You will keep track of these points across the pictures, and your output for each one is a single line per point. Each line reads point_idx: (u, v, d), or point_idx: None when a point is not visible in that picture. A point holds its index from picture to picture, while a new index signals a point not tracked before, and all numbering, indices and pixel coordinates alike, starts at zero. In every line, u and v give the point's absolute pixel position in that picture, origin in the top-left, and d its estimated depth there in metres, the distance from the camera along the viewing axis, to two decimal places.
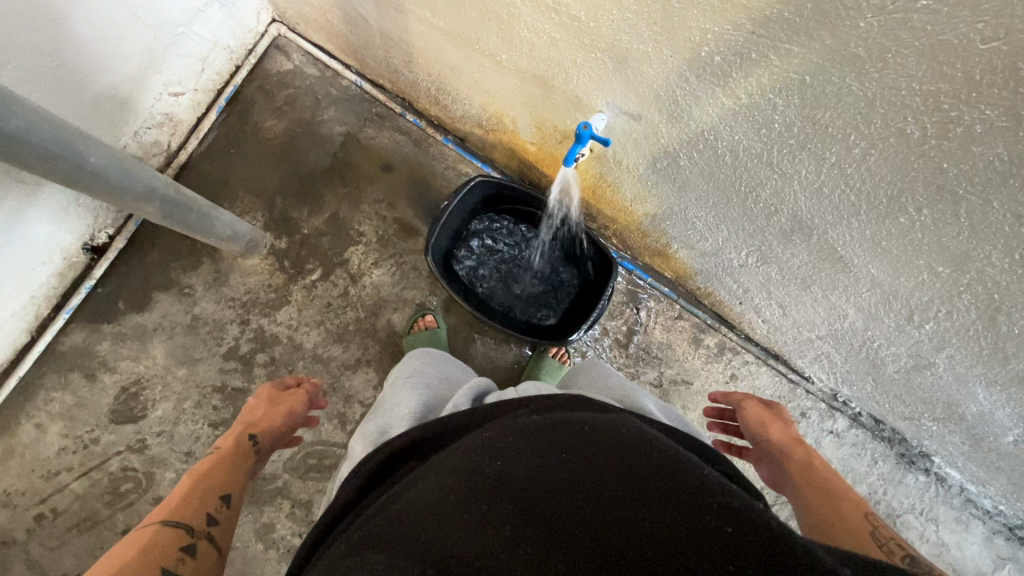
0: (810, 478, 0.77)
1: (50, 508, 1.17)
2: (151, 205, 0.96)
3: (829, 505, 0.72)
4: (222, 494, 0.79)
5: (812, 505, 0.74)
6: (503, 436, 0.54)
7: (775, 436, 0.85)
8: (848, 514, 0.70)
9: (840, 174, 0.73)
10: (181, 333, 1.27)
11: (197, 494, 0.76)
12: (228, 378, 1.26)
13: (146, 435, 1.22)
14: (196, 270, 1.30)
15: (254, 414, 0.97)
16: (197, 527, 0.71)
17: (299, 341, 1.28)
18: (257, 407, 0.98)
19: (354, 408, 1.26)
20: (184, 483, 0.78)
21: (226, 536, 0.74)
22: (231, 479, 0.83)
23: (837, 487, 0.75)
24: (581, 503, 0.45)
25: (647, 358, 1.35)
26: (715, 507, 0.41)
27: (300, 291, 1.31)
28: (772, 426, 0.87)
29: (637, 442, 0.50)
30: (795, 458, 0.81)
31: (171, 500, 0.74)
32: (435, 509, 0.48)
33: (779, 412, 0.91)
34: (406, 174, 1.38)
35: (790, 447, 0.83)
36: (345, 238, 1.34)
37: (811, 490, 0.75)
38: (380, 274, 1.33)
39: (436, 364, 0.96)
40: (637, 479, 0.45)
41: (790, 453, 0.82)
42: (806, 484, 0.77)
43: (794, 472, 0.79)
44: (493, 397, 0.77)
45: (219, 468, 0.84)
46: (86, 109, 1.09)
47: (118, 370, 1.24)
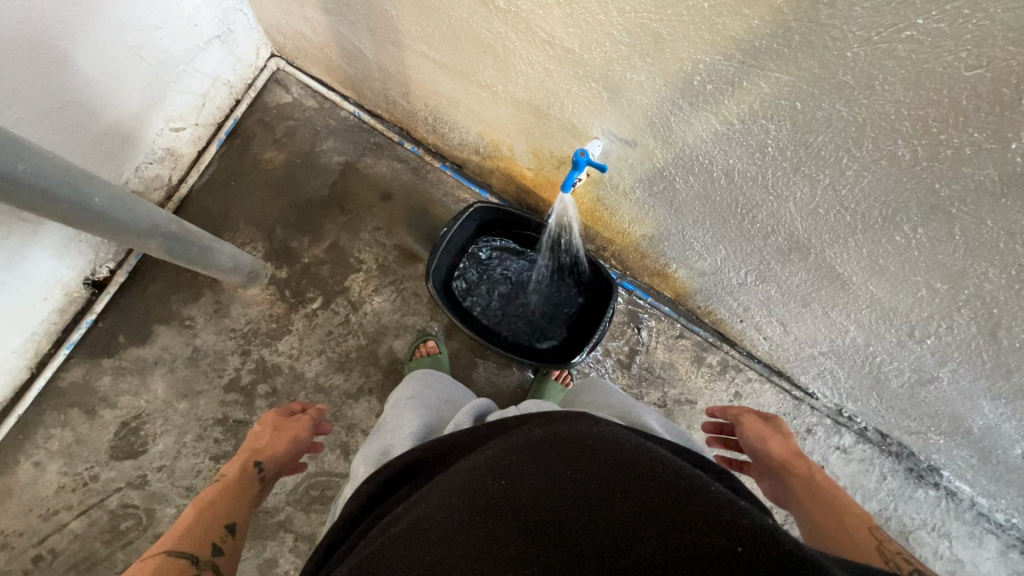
0: (812, 494, 0.76)
1: (48, 549, 1.15)
2: (155, 240, 0.97)
3: (834, 519, 0.71)
4: (226, 523, 0.77)
5: (818, 520, 0.72)
6: (504, 452, 0.53)
7: (774, 450, 0.85)
8: (853, 528, 0.69)
9: (835, 195, 0.74)
10: (182, 366, 1.27)
11: (202, 522, 0.75)
12: (229, 410, 1.25)
13: (146, 471, 1.20)
14: (197, 303, 1.30)
15: (259, 441, 0.96)
16: (202, 557, 0.70)
17: (300, 371, 1.28)
18: (262, 434, 0.97)
19: (357, 437, 1.24)
20: (189, 512, 0.77)
21: (230, 566, 0.73)
22: (237, 507, 0.81)
23: (840, 501, 0.74)
24: (589, 525, 0.44)
25: (650, 378, 1.34)
26: (724, 526, 0.40)
27: (301, 320, 1.31)
28: (771, 440, 0.86)
29: (644, 459, 0.49)
30: (796, 473, 0.80)
31: (177, 529, 0.73)
32: (439, 531, 0.47)
33: (778, 425, 0.90)
34: (405, 202, 1.40)
35: (790, 461, 0.82)
36: (345, 266, 1.35)
37: (814, 505, 0.75)
38: (380, 301, 1.33)
39: (440, 384, 0.95)
40: (644, 495, 0.45)
41: (791, 467, 0.82)
42: (809, 499, 0.76)
43: (796, 487, 0.79)
44: (496, 416, 0.76)
45: (224, 497, 0.82)
46: (88, 146, 1.11)
47: (119, 406, 1.23)
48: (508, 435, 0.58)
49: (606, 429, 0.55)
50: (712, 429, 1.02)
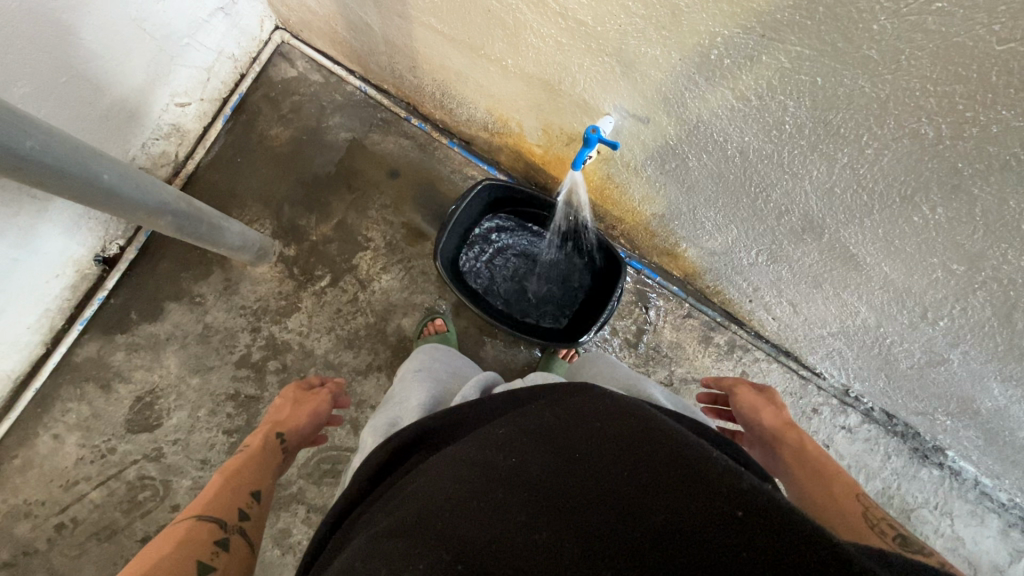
0: (802, 464, 0.77)
1: (69, 518, 1.18)
2: (164, 220, 0.97)
3: (822, 487, 0.72)
4: (251, 490, 0.79)
5: (805, 487, 0.74)
6: (513, 433, 0.53)
7: (767, 422, 0.85)
8: (839, 495, 0.71)
9: (852, 174, 0.73)
10: (194, 342, 1.28)
11: (227, 491, 0.76)
12: (241, 385, 1.27)
13: (161, 443, 1.23)
14: (206, 280, 1.31)
15: (280, 414, 0.98)
16: (230, 521, 0.71)
17: (310, 348, 1.30)
18: (282, 407, 0.99)
19: (367, 413, 1.27)
20: (217, 482, 0.79)
21: (257, 531, 0.74)
22: (261, 475, 0.83)
23: (827, 470, 0.75)
24: (595, 498, 0.44)
25: (657, 357, 1.36)
26: (725, 493, 0.41)
27: (310, 297, 1.32)
28: (765, 411, 0.86)
29: (649, 431, 0.49)
30: (788, 443, 0.80)
31: (205, 497, 0.74)
32: (451, 501, 0.47)
33: (770, 396, 0.90)
34: (412, 179, 1.38)
35: (782, 432, 0.83)
36: (353, 243, 1.35)
37: (804, 476, 0.75)
38: (388, 279, 1.34)
39: (452, 359, 0.96)
40: (649, 468, 0.45)
41: (782, 436, 0.82)
42: (799, 469, 0.77)
43: (786, 457, 0.79)
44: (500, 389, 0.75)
45: (248, 467, 0.84)
46: (95, 122, 1.10)
47: (132, 380, 1.25)
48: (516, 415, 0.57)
49: (612, 403, 0.55)
50: (707, 399, 1.03)
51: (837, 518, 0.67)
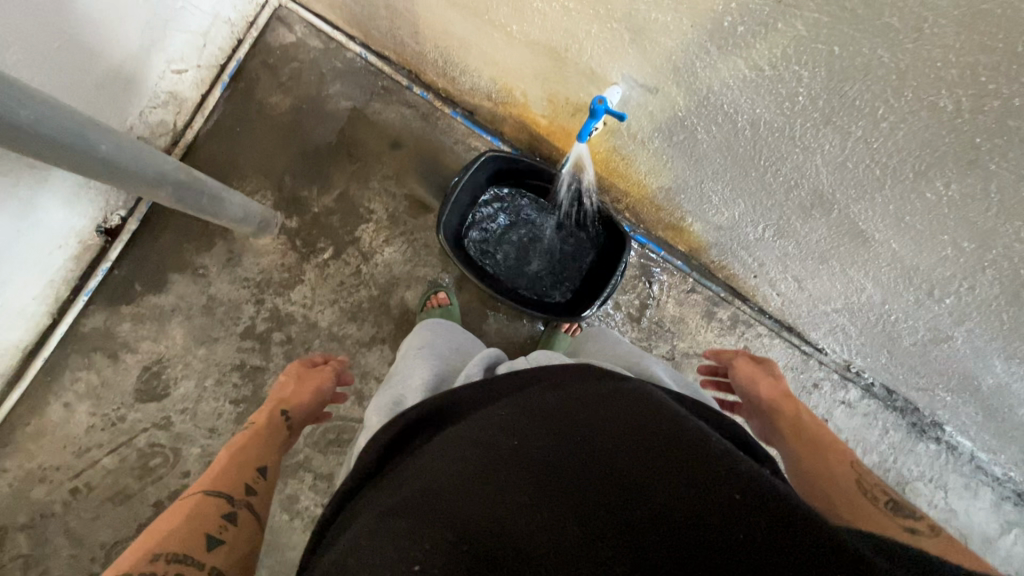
0: (799, 433, 0.77)
1: (83, 483, 1.21)
2: (165, 191, 0.96)
3: (817, 455, 0.73)
4: (257, 466, 0.81)
5: (801, 455, 0.74)
6: (514, 414, 0.53)
7: (764, 392, 0.86)
8: (834, 463, 0.70)
9: (866, 148, 0.71)
10: (199, 313, 1.29)
11: (234, 467, 0.78)
12: (247, 356, 1.28)
13: (170, 412, 1.25)
14: (209, 251, 1.31)
15: (284, 392, 0.99)
16: (236, 497, 0.73)
17: (314, 320, 1.30)
18: (287, 385, 1.00)
19: (371, 384, 1.29)
20: (224, 458, 0.81)
21: (265, 505, 0.76)
22: (267, 451, 0.85)
23: (823, 440, 0.75)
24: (596, 480, 0.44)
25: (659, 332, 1.37)
26: (724, 475, 0.42)
27: (313, 270, 1.32)
28: (763, 383, 0.88)
29: (649, 413, 0.49)
30: (784, 413, 0.82)
31: (212, 472, 0.76)
32: (453, 481, 0.47)
33: (770, 367, 0.91)
34: (414, 150, 1.36)
35: (778, 402, 0.84)
36: (355, 216, 1.34)
37: (800, 444, 0.76)
38: (391, 252, 1.33)
39: (457, 335, 0.96)
40: (648, 450, 0.45)
41: (778, 406, 0.83)
42: (795, 437, 0.77)
43: (782, 426, 0.80)
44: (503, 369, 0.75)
45: (254, 442, 0.85)
46: (91, 90, 1.07)
47: (139, 350, 1.27)
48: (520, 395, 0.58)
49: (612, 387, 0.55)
50: (709, 373, 1.03)
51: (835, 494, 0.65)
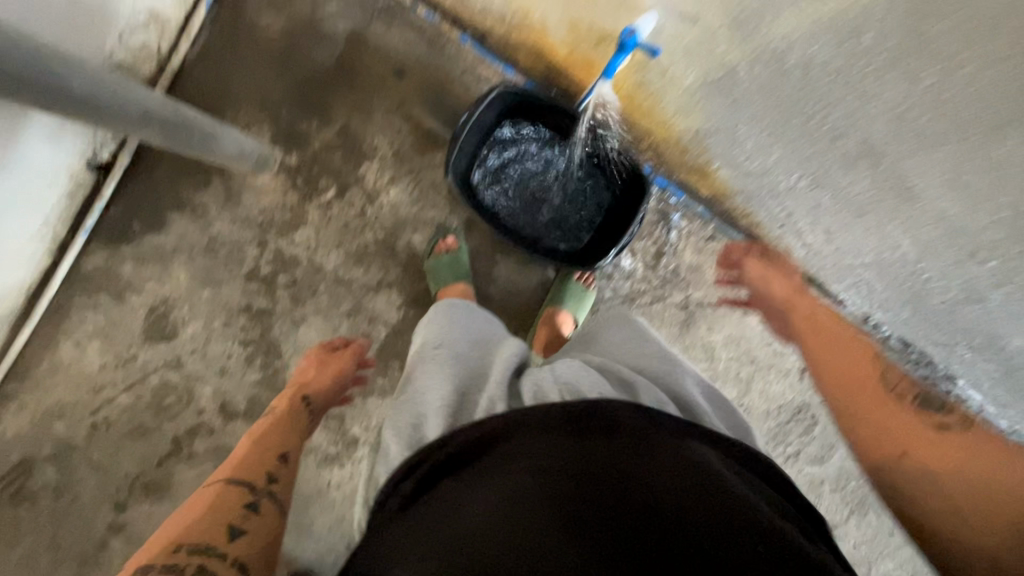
0: (816, 329, 0.85)
1: (102, 419, 1.25)
2: (151, 130, 0.88)
3: (839, 347, 0.80)
4: (279, 453, 0.86)
5: (820, 351, 0.81)
6: (549, 461, 0.55)
7: (778, 289, 0.93)
8: (860, 356, 0.78)
9: (939, 83, 0.92)
10: (201, 255, 1.25)
11: (256, 454, 0.84)
12: (253, 299, 1.26)
13: (180, 353, 1.26)
14: (208, 190, 1.25)
15: (307, 375, 1.06)
16: (258, 484, 0.78)
17: (319, 263, 1.27)
18: (308, 369, 1.07)
19: (380, 328, 1.28)
20: (247, 446, 0.86)
21: (287, 490, 0.81)
22: (288, 438, 0.90)
23: (842, 345, 0.81)
24: (638, 547, 0.47)
25: (674, 281, 1.31)
26: (752, 548, 0.48)
27: (316, 211, 1.26)
28: (776, 282, 0.94)
29: (682, 477, 0.53)
30: (799, 310, 0.89)
31: (234, 465, 0.81)
32: (494, 537, 0.48)
33: (780, 266, 0.97)
34: (420, 80, 1.25)
35: (795, 299, 0.91)
36: (358, 153, 1.26)
37: (817, 340, 0.83)
38: (397, 193, 1.27)
39: (475, 320, 0.88)
40: (684, 519, 0.49)
41: (795, 304, 0.90)
42: (815, 336, 0.84)
43: (802, 323, 0.87)
44: (528, 388, 0.70)
45: (275, 430, 0.91)
46: (65, 17, 0.92)
47: (144, 291, 1.25)
48: (543, 420, 0.61)
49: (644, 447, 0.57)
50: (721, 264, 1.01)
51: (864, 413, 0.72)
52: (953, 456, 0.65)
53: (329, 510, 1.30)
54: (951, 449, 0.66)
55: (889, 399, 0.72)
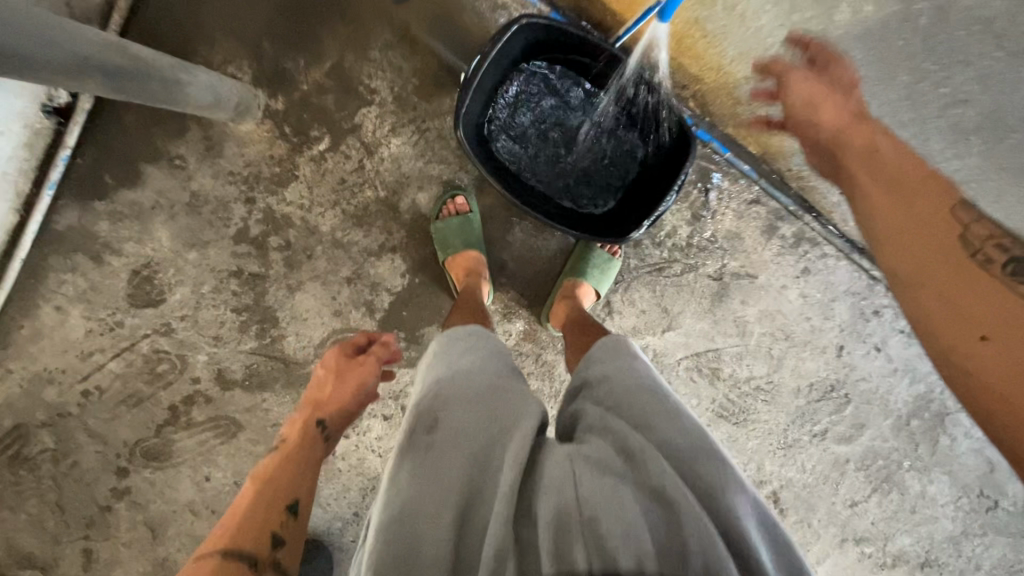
0: (871, 164, 0.63)
1: (94, 386, 1.18)
2: (94, 83, 0.72)
3: (904, 199, 0.58)
4: (289, 505, 0.73)
5: (874, 204, 0.60)
6: None
7: (826, 117, 0.70)
8: (930, 204, 0.56)
9: None
10: (183, 213, 1.12)
11: (262, 508, 0.71)
12: (243, 263, 1.15)
13: (170, 320, 1.16)
14: (184, 138, 1.10)
15: (322, 393, 0.92)
16: (262, 558, 0.67)
17: (314, 224, 1.14)
18: (324, 380, 0.94)
19: (382, 296, 1.17)
20: (250, 492, 0.74)
21: (294, 555, 0.71)
22: (299, 484, 0.77)
23: (913, 181, 0.59)
24: None
25: (711, 249, 1.21)
26: None
27: (308, 165, 1.11)
28: (824, 107, 0.71)
29: None
30: (853, 143, 0.66)
31: (234, 520, 0.71)
32: None
33: (834, 80, 0.73)
34: (424, 8, 1.07)
35: (848, 130, 0.68)
36: (353, 96, 1.09)
37: (870, 179, 0.62)
38: (400, 145, 1.11)
39: (492, 354, 0.71)
40: None
41: (846, 135, 0.67)
42: (868, 176, 0.62)
43: (851, 160, 0.65)
44: (546, 476, 0.55)
45: (285, 472, 0.77)
46: None
47: (124, 253, 1.13)
48: None
49: None
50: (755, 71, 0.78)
51: (912, 263, 0.53)
52: (1009, 324, 0.46)
53: (335, 478, 1.27)
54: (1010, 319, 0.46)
55: (968, 259, 0.52)
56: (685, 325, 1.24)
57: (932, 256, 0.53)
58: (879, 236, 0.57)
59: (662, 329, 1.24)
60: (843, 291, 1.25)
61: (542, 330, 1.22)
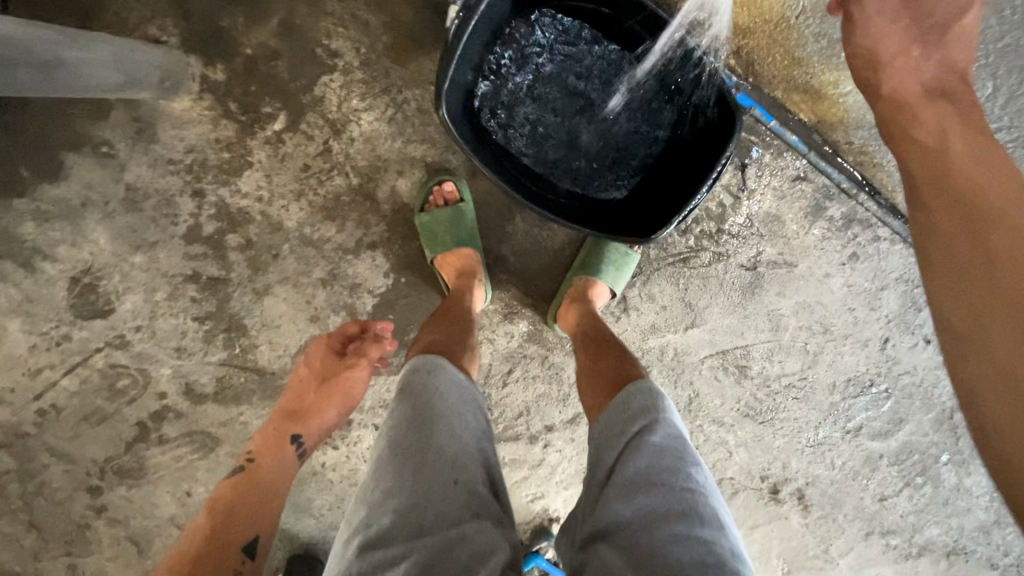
0: (932, 158, 0.65)
1: (49, 405, 1.06)
2: None
3: (968, 202, 0.60)
4: (243, 546, 0.72)
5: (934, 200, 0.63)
6: None
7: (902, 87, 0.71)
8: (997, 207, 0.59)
9: None
10: (121, 210, 0.95)
11: (212, 551, 0.70)
12: (199, 266, 0.99)
13: (123, 331, 1.02)
14: (111, 119, 0.92)
15: (302, 400, 0.89)
16: None
17: (278, 218, 0.97)
18: (307, 387, 0.90)
19: (364, 299, 1.01)
20: (216, 513, 0.75)
21: None
22: (259, 518, 0.76)
23: (988, 191, 0.60)
24: None
25: (746, 236, 1.05)
26: None
27: (264, 148, 0.94)
28: (903, 73, 0.70)
29: None
30: (924, 127, 0.68)
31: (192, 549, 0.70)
32: None
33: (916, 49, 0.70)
34: None
35: (918, 109, 0.69)
36: (310, 62, 0.92)
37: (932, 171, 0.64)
38: (372, 120, 0.94)
39: (467, 411, 0.64)
40: None
41: (913, 113, 0.69)
42: (931, 165, 0.65)
43: (919, 147, 0.67)
44: None
45: (242, 503, 0.77)
46: None
47: (59, 258, 0.97)
48: None
49: None
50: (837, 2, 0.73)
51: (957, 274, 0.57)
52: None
53: (327, 491, 1.17)
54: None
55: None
56: (711, 320, 1.10)
57: (983, 269, 0.55)
58: (935, 235, 0.61)
59: (686, 325, 1.09)
60: (893, 278, 1.08)
61: (548, 331, 1.08)
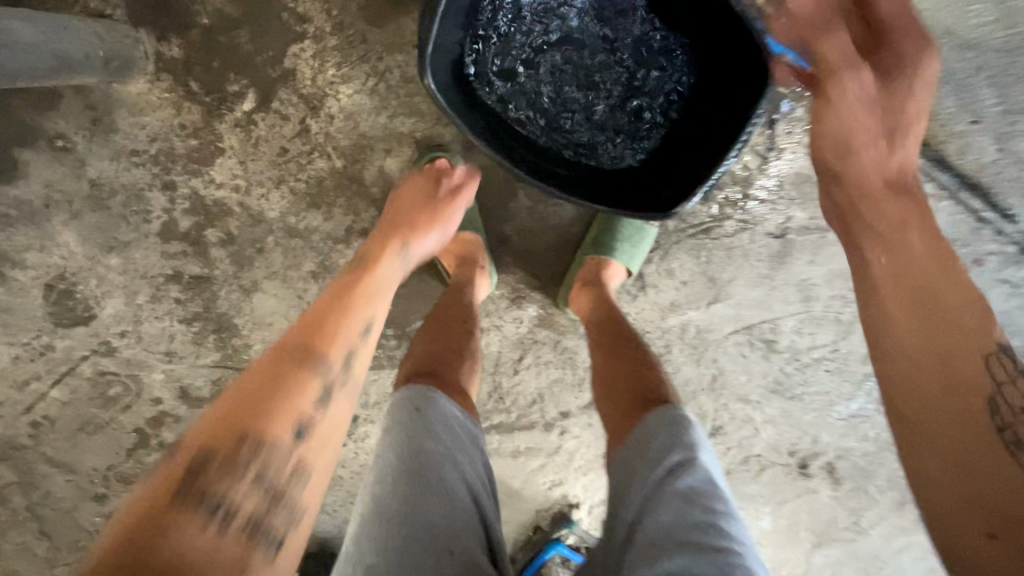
0: (888, 235, 0.56)
1: (42, 416, 1.01)
2: None
3: (936, 318, 0.49)
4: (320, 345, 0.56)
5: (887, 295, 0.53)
6: None
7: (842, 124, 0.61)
8: (951, 304, 0.50)
9: None
10: (86, 209, 0.87)
11: (286, 375, 0.53)
12: (180, 265, 0.91)
13: (108, 338, 0.96)
14: (61, 108, 0.83)
15: (403, 217, 0.78)
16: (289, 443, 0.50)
17: (258, 210, 0.88)
18: (405, 206, 0.80)
19: None
20: (285, 364, 0.53)
21: (338, 422, 0.55)
22: (344, 319, 0.59)
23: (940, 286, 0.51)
24: None
25: (777, 203, 0.96)
26: None
27: (233, 131, 0.85)
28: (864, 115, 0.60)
29: None
30: (873, 194, 0.59)
31: (248, 387, 0.52)
32: None
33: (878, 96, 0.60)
34: None
35: (874, 180, 0.59)
36: (274, 28, 0.81)
37: (890, 255, 0.54)
38: (351, 93, 0.84)
39: (463, 455, 0.60)
40: None
41: (871, 188, 0.59)
42: (896, 268, 0.53)
43: (870, 218, 0.58)
44: None
45: (327, 312, 0.60)
46: None
47: (29, 265, 0.90)
48: None
49: None
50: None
51: (921, 397, 0.47)
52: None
53: (338, 487, 1.12)
54: (1001, 475, 0.42)
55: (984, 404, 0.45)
56: (736, 295, 1.01)
57: (929, 381, 0.47)
58: (887, 338, 0.51)
59: (708, 302, 1.02)
60: None
61: (560, 315, 1.00)
